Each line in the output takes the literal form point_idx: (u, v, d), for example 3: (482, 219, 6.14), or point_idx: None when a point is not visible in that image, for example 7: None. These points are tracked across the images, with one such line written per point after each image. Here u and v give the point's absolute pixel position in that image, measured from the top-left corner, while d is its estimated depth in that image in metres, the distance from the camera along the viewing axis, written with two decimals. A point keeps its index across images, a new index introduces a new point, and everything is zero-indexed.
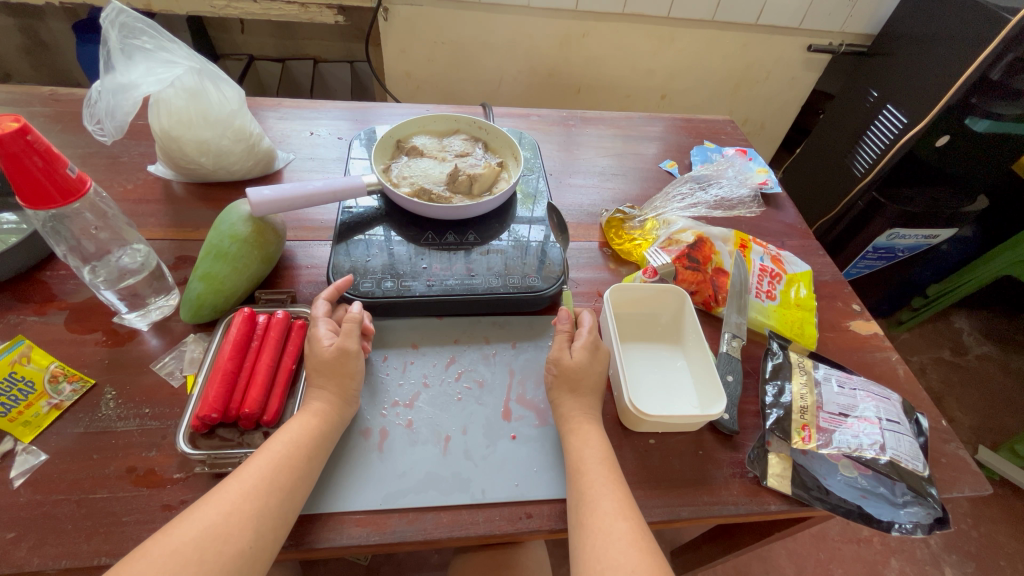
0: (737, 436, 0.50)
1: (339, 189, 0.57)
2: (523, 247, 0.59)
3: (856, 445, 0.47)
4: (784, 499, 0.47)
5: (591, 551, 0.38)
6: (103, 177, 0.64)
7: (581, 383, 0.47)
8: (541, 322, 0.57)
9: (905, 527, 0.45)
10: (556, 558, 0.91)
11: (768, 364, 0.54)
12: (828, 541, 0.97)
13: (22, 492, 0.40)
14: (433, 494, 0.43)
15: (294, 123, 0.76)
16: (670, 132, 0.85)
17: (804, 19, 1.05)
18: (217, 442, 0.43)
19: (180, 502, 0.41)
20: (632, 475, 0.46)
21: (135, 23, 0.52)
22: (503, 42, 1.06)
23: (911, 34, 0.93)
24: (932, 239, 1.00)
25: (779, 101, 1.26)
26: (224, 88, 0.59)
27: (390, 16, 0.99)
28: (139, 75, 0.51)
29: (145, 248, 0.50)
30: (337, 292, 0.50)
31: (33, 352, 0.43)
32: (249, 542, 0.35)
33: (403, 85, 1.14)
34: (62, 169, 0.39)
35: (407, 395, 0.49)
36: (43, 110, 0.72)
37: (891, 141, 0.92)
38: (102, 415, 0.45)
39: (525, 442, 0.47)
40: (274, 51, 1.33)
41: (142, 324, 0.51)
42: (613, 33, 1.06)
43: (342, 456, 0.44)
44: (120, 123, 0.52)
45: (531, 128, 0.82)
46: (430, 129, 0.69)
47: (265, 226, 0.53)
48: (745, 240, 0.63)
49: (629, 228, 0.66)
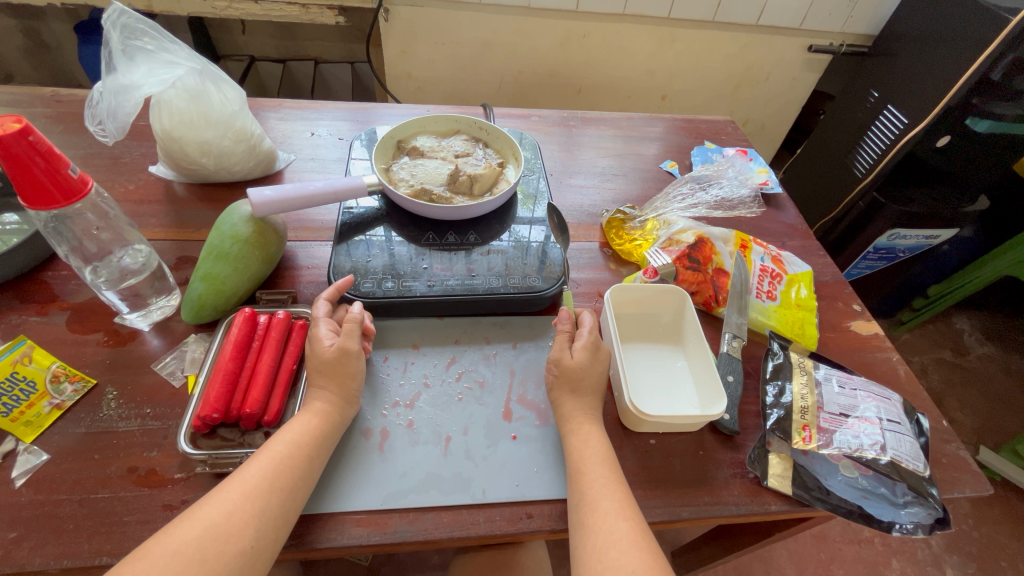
0: (738, 436, 0.50)
1: (340, 190, 0.57)
2: (524, 248, 0.59)
3: (856, 445, 0.47)
4: (784, 499, 0.47)
5: (592, 551, 0.38)
6: (104, 178, 0.64)
7: (581, 383, 0.47)
8: (541, 322, 0.57)
9: (906, 527, 0.45)
10: (556, 559, 0.91)
11: (768, 364, 0.54)
12: (828, 541, 0.97)
13: (23, 492, 0.40)
14: (434, 495, 0.43)
15: (295, 123, 0.76)
16: (671, 132, 0.85)
17: (805, 20, 1.05)
18: (218, 442, 0.43)
19: (181, 502, 0.41)
20: (632, 475, 0.46)
21: (136, 24, 0.52)
22: (503, 43, 1.06)
23: (911, 35, 0.93)
24: (933, 239, 1.00)
25: (779, 102, 1.26)
26: (225, 89, 0.59)
27: (390, 16, 0.99)
28: (141, 76, 0.51)
29: (146, 248, 0.50)
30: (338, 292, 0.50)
31: (35, 352, 0.43)
32: (250, 542, 0.36)
33: (404, 86, 1.14)
34: (64, 170, 0.39)
35: (408, 396, 0.49)
36: (45, 111, 0.72)
37: (892, 141, 0.91)
38: (103, 415, 0.45)
39: (525, 443, 0.47)
40: (274, 52, 1.33)
41: (143, 324, 0.51)
42: (614, 34, 1.06)
43: (342, 456, 0.44)
44: (122, 123, 0.53)
45: (531, 128, 0.82)
46: (430, 129, 0.69)
47: (265, 226, 0.53)
48: (745, 240, 0.63)
49: (629, 228, 0.67)
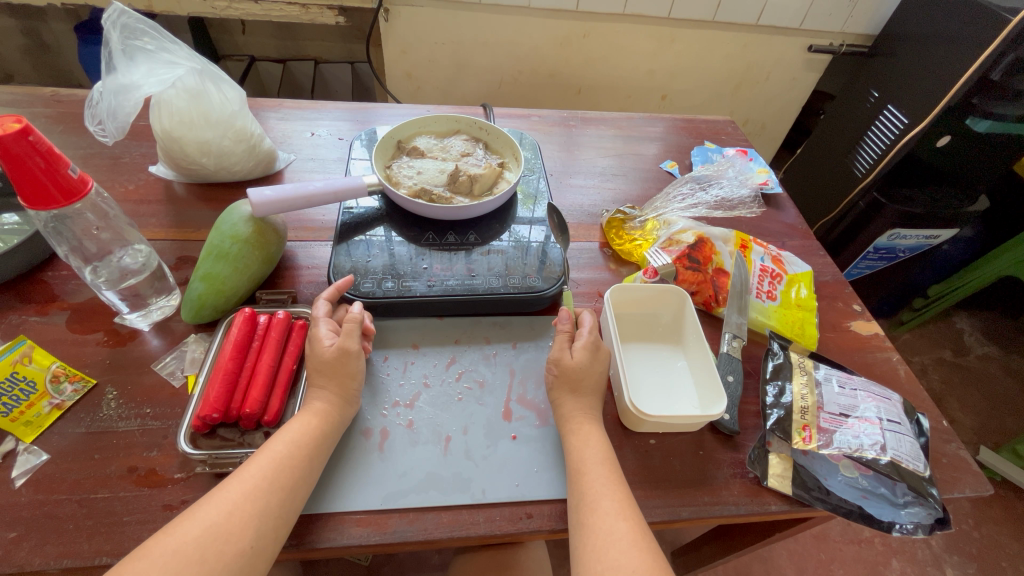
0: (738, 436, 0.50)
1: (340, 190, 0.57)
2: (524, 248, 0.59)
3: (856, 445, 0.47)
4: (784, 499, 0.47)
5: (591, 551, 0.38)
6: (104, 178, 0.64)
7: (581, 383, 0.47)
8: (541, 322, 0.57)
9: (906, 527, 0.45)
10: (556, 559, 0.91)
11: (768, 364, 0.54)
12: (829, 541, 0.97)
13: (23, 492, 0.40)
14: (434, 495, 0.43)
15: (294, 123, 0.76)
16: (671, 132, 0.85)
17: (805, 20, 1.05)
18: (218, 443, 0.43)
19: (181, 502, 0.41)
20: (632, 475, 0.46)
21: (136, 24, 0.52)
22: (503, 43, 1.06)
23: (911, 35, 0.93)
24: (933, 239, 1.00)
25: (779, 102, 1.26)
26: (225, 89, 0.59)
27: (391, 16, 0.99)
28: (141, 76, 0.51)
29: (146, 248, 0.50)
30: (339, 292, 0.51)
31: (35, 352, 0.43)
32: (250, 542, 0.36)
33: (404, 86, 1.14)
34: (63, 170, 0.39)
35: (408, 396, 0.49)
36: (45, 111, 0.72)
37: (893, 141, 0.91)
38: (102, 415, 0.45)
39: (525, 443, 0.47)
40: (275, 52, 1.33)
41: (143, 324, 0.51)
42: (614, 34, 1.06)
43: (342, 456, 0.44)
44: (121, 123, 0.53)
45: (531, 128, 0.82)
46: (430, 129, 0.69)
47: (265, 226, 0.53)
48: (745, 240, 0.63)
49: (630, 229, 0.67)
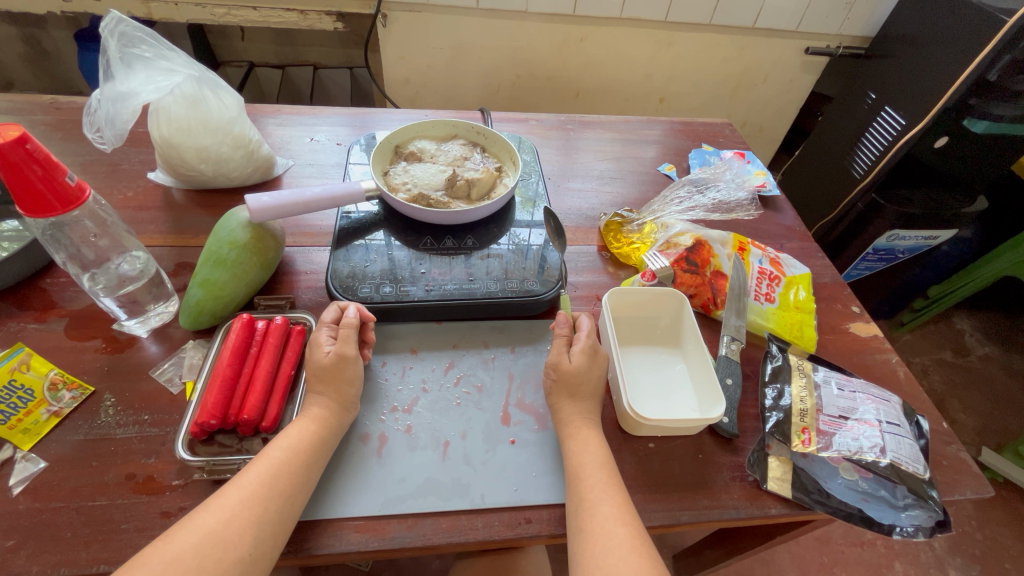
0: (737, 439, 0.50)
1: (338, 195, 0.57)
2: (523, 251, 0.59)
3: (856, 448, 0.46)
4: (784, 503, 0.47)
5: (591, 557, 0.38)
6: (102, 185, 0.64)
7: (580, 387, 0.47)
8: (540, 326, 0.57)
9: (907, 530, 0.45)
10: (556, 563, 0.91)
11: (768, 366, 0.54)
12: (831, 544, 0.97)
13: (21, 500, 0.40)
14: (433, 500, 0.43)
15: (293, 129, 0.77)
16: (669, 135, 0.85)
17: (802, 21, 1.05)
18: (216, 449, 0.43)
19: (179, 509, 0.41)
20: (632, 479, 0.46)
21: (135, 32, 0.52)
22: (500, 47, 1.06)
23: (907, 36, 0.93)
24: (932, 239, 0.99)
25: (778, 103, 1.26)
26: (223, 95, 0.59)
27: (389, 22, 1.00)
28: (139, 83, 0.52)
29: (144, 255, 0.50)
30: (353, 308, 0.49)
31: (32, 360, 0.44)
32: (248, 550, 0.35)
33: (402, 90, 1.14)
34: (62, 177, 0.39)
35: (407, 400, 0.49)
36: (44, 118, 0.72)
37: (891, 141, 0.91)
38: (101, 422, 0.45)
39: (524, 447, 0.47)
40: (274, 58, 1.34)
41: (142, 330, 0.51)
42: (612, 37, 1.06)
43: (340, 462, 0.44)
44: (119, 131, 0.54)
45: (530, 132, 0.82)
46: (429, 134, 0.70)
47: (264, 232, 0.53)
48: (744, 242, 0.62)
49: (628, 232, 0.67)
